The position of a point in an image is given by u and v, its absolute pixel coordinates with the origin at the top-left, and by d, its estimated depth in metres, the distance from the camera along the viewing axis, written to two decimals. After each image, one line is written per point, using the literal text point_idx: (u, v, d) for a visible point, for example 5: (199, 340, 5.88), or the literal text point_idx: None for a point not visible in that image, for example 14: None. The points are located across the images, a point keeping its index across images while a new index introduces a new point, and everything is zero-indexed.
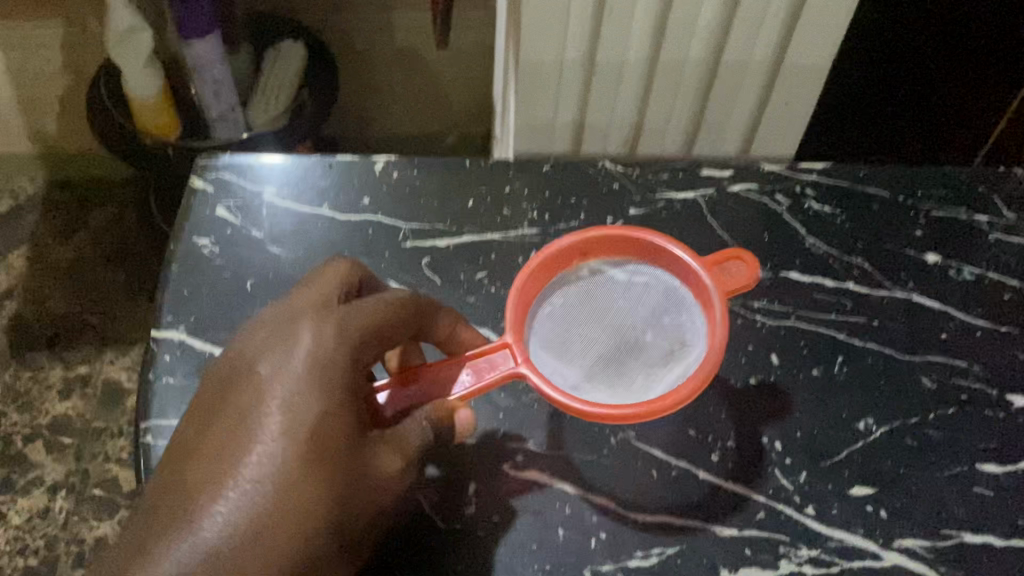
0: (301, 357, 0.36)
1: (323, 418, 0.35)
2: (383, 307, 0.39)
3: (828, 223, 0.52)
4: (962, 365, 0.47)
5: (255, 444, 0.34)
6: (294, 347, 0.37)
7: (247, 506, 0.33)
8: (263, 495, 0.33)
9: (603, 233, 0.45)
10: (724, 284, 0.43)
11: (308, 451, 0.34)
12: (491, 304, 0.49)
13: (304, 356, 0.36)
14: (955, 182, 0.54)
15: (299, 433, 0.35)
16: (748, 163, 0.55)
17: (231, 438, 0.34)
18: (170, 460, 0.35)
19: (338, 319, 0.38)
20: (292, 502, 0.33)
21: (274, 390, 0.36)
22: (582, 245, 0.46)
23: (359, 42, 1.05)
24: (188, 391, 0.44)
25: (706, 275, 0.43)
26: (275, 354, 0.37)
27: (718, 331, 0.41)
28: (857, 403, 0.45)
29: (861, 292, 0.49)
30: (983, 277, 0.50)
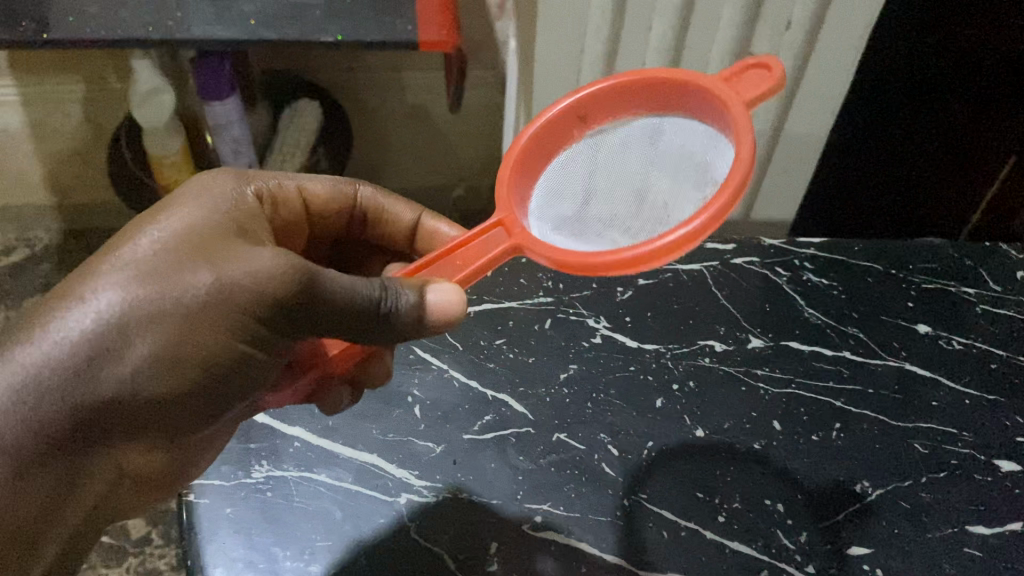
0: (189, 221, 0.38)
1: (205, 244, 0.38)
2: (249, 215, 0.42)
3: (824, 294, 0.57)
4: (953, 431, 0.50)
5: (135, 250, 0.37)
6: (187, 222, 0.38)
7: (138, 298, 0.35)
8: (151, 289, 0.35)
9: (615, 85, 0.46)
10: (738, 92, 0.43)
11: (190, 256, 0.37)
12: (510, 369, 0.52)
13: (195, 222, 0.38)
14: (941, 257, 0.60)
15: (181, 246, 0.37)
16: (749, 239, 0.60)
17: (121, 251, 0.37)
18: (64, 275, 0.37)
19: (226, 217, 0.40)
20: (184, 316, 0.35)
21: (173, 216, 0.38)
22: (583, 108, 0.47)
23: (371, 104, 1.00)
24: (226, 452, 0.47)
25: (719, 89, 0.43)
26: (177, 217, 0.38)
27: (738, 127, 0.41)
28: (854, 466, 0.48)
29: (857, 360, 0.53)
30: (971, 346, 0.54)
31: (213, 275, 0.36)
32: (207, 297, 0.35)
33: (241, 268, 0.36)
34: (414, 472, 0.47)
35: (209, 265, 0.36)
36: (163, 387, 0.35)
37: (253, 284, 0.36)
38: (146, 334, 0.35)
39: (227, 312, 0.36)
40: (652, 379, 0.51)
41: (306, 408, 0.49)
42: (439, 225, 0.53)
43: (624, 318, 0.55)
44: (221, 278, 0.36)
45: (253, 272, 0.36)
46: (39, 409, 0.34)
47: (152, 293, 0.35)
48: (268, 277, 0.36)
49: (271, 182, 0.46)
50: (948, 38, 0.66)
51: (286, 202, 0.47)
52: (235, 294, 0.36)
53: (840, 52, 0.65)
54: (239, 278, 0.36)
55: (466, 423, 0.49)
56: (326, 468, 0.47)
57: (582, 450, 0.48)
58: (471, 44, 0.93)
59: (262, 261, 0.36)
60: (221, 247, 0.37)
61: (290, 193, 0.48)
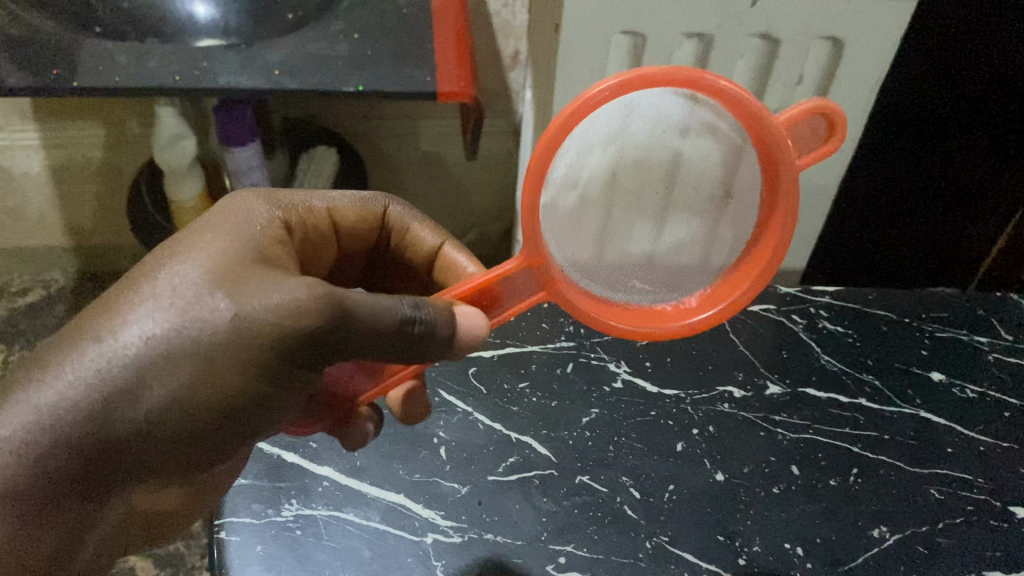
0: (202, 253, 0.37)
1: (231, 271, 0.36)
2: (269, 241, 0.41)
3: (840, 341, 0.58)
4: (968, 478, 0.51)
5: (161, 285, 0.36)
6: (211, 253, 0.37)
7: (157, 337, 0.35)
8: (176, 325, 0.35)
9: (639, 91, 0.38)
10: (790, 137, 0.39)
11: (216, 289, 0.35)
12: (533, 413, 0.53)
13: (211, 251, 0.37)
14: (953, 307, 0.61)
15: (207, 273, 0.36)
16: (765, 287, 0.62)
17: (144, 286, 0.36)
18: (93, 310, 0.37)
19: (242, 241, 0.39)
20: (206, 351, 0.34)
21: (194, 249, 0.38)
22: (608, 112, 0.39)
23: (386, 149, 1.02)
24: (258, 491, 0.48)
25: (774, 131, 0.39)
26: (202, 250, 0.38)
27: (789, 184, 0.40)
28: (872, 512, 0.49)
29: (873, 407, 0.54)
30: (984, 394, 0.55)
31: (231, 311, 0.34)
32: (223, 335, 0.34)
33: (260, 303, 0.34)
34: (440, 512, 0.48)
35: (229, 298, 0.35)
36: (182, 425, 0.35)
37: (268, 322, 0.34)
38: (165, 373, 0.35)
39: (242, 352, 0.34)
40: (673, 424, 0.53)
41: (335, 448, 0.50)
42: (457, 255, 0.51)
43: (644, 363, 0.56)
44: (238, 314, 0.34)
45: (269, 308, 0.34)
46: (52, 448, 0.35)
47: (173, 331, 0.35)
48: (285, 315, 0.34)
49: (298, 203, 0.46)
50: (954, 95, 0.68)
51: (317, 223, 0.47)
52: (251, 332, 0.34)
53: (850, 104, 0.67)
54: (255, 315, 0.34)
55: (491, 465, 0.50)
56: (354, 507, 0.48)
57: (605, 493, 0.49)
58: (487, 93, 0.96)
59: (281, 298, 0.34)
60: (247, 279, 0.36)
61: (320, 213, 0.48)
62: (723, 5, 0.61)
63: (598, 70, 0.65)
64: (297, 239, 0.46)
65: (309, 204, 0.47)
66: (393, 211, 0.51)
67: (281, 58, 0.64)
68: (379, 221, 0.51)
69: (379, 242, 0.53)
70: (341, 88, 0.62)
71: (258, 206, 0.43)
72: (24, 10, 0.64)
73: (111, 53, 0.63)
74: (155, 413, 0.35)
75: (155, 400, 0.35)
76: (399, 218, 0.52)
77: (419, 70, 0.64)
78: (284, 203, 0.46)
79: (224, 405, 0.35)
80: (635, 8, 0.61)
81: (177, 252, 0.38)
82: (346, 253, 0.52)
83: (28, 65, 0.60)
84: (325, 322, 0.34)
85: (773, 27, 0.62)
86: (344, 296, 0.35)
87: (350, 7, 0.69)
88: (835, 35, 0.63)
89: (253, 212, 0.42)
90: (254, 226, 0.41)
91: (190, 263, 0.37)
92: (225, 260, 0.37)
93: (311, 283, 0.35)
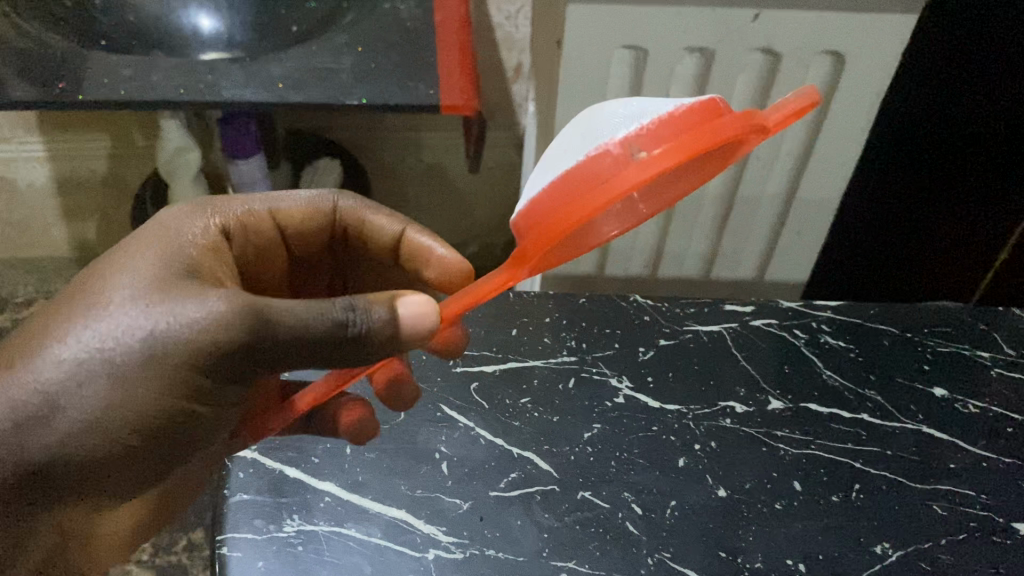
0: (135, 264, 0.39)
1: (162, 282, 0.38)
2: (205, 247, 0.42)
3: (841, 356, 0.58)
4: (971, 494, 0.50)
5: (97, 301, 0.38)
6: (142, 265, 0.39)
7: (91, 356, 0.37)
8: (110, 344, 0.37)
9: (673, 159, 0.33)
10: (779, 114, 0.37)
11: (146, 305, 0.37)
12: (536, 428, 0.53)
13: (143, 262, 0.39)
14: (955, 322, 0.61)
15: (138, 287, 0.38)
16: (767, 301, 0.62)
17: (82, 301, 0.39)
18: (39, 324, 0.40)
19: (175, 249, 0.41)
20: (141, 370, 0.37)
21: (127, 261, 0.39)
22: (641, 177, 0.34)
23: (388, 162, 1.02)
24: (261, 506, 0.48)
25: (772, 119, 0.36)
26: (136, 262, 0.39)
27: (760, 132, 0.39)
28: (873, 528, 0.48)
29: (874, 422, 0.54)
30: (987, 410, 0.55)
31: (153, 328, 0.36)
32: (147, 354, 0.36)
33: (179, 321, 0.36)
34: (441, 528, 0.48)
35: (151, 317, 0.37)
36: (119, 440, 0.38)
37: (188, 340, 0.36)
38: (94, 392, 0.37)
39: (165, 368, 0.36)
40: (675, 439, 0.52)
41: (337, 464, 0.50)
42: (421, 237, 0.52)
43: (646, 378, 0.56)
44: (160, 333, 0.36)
45: (186, 329, 0.36)
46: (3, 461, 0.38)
47: (98, 350, 0.37)
48: (202, 334, 0.36)
49: (238, 208, 0.48)
50: (956, 108, 0.68)
51: (257, 228, 0.49)
52: (173, 351, 0.36)
53: (849, 118, 0.68)
54: (176, 333, 0.36)
55: (493, 480, 0.50)
56: (356, 522, 0.48)
57: (606, 508, 0.49)
58: (490, 106, 0.96)
59: (200, 314, 0.36)
60: (178, 291, 0.38)
61: (260, 217, 0.49)
62: (724, 20, 0.61)
63: (600, 83, 0.65)
64: (236, 245, 0.48)
65: (248, 210, 0.49)
66: (342, 207, 0.52)
67: (284, 71, 0.64)
68: (330, 220, 0.52)
69: (334, 235, 0.54)
70: (345, 101, 0.62)
71: (195, 216, 0.45)
72: (31, 24, 0.65)
73: (115, 66, 0.63)
74: (89, 433, 0.38)
75: (86, 419, 0.37)
76: (351, 211, 0.52)
77: (421, 83, 0.64)
78: (224, 215, 0.47)
79: (155, 419, 0.38)
80: (636, 23, 0.61)
81: (114, 263, 0.40)
82: (300, 252, 0.54)
83: (35, 79, 0.60)
84: (247, 339, 0.36)
85: (774, 41, 0.62)
86: (267, 306, 0.36)
87: (353, 21, 0.69)
88: (836, 49, 0.63)
89: (187, 221, 0.44)
90: (185, 234, 0.43)
91: (118, 275, 0.39)
92: (150, 272, 0.39)
93: (232, 293, 0.37)
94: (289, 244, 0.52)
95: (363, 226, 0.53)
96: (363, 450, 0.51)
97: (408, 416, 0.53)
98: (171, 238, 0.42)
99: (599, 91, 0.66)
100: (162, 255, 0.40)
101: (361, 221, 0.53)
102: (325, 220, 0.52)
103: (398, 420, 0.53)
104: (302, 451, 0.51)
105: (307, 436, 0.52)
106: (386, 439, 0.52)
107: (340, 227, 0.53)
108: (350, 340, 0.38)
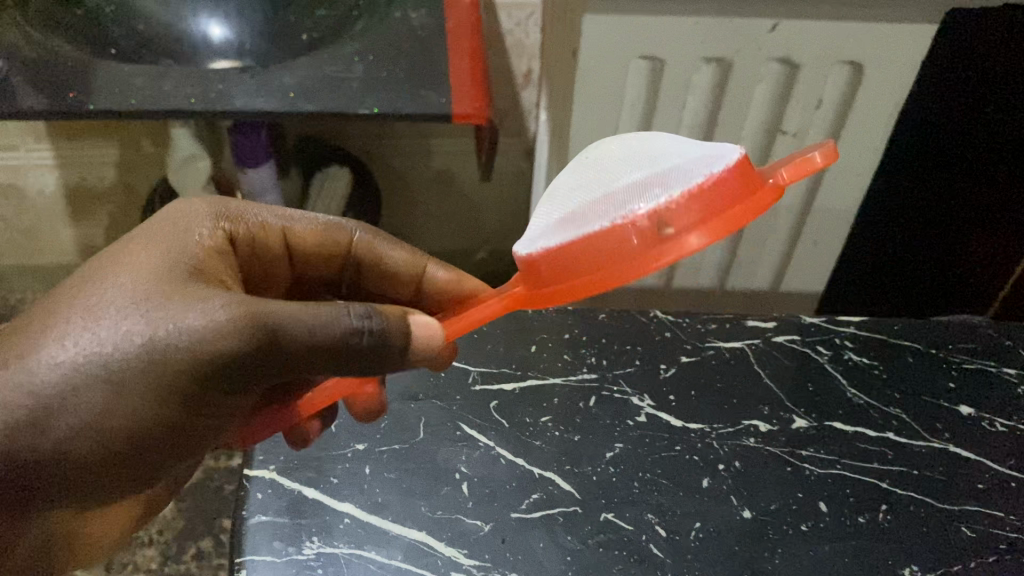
0: (144, 267, 0.39)
1: (173, 286, 0.38)
2: (208, 249, 0.43)
3: (866, 372, 0.57)
4: (1000, 515, 0.50)
5: (107, 303, 0.37)
6: (151, 269, 0.39)
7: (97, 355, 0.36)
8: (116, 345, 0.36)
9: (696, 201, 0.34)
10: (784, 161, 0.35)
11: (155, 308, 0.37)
12: (556, 447, 0.52)
13: (152, 266, 0.39)
14: (980, 338, 0.60)
15: (147, 291, 0.37)
16: (789, 317, 0.62)
17: (89, 299, 0.38)
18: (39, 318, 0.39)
19: (177, 254, 0.41)
20: (145, 374, 0.36)
21: (135, 265, 0.39)
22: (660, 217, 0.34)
23: (400, 171, 1.02)
24: (280, 528, 0.48)
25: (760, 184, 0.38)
26: (141, 266, 0.39)
27: None
28: (901, 550, 0.48)
29: (901, 441, 0.53)
30: (1014, 428, 0.54)
31: (151, 334, 0.36)
32: (142, 361, 0.36)
33: (178, 328, 0.36)
34: (463, 550, 0.47)
35: (159, 322, 0.36)
36: (99, 452, 0.37)
37: (186, 348, 0.35)
38: (81, 400, 0.36)
39: (168, 372, 0.36)
40: (698, 459, 0.52)
41: (356, 484, 0.50)
42: (434, 270, 0.53)
43: (667, 396, 0.55)
44: (158, 339, 0.36)
45: (195, 334, 0.35)
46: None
47: (92, 356, 0.36)
48: (202, 339, 0.35)
49: (251, 219, 0.48)
50: (972, 116, 0.67)
51: (265, 242, 0.49)
52: (168, 359, 0.36)
53: (867, 133, 0.67)
54: (181, 340, 0.35)
55: (514, 501, 0.49)
56: (377, 545, 0.47)
57: (630, 530, 0.48)
58: (500, 113, 0.95)
59: (202, 321, 0.35)
60: (189, 295, 0.37)
61: (270, 233, 0.49)
62: (741, 30, 0.60)
63: (615, 93, 0.64)
64: (239, 251, 0.47)
65: (260, 221, 0.48)
66: (359, 239, 0.52)
67: (296, 80, 0.63)
68: (345, 247, 0.52)
69: (345, 269, 0.53)
70: (357, 111, 0.61)
71: (202, 220, 0.45)
72: (42, 34, 0.64)
73: (126, 76, 0.62)
74: (68, 442, 0.37)
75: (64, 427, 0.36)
76: (367, 244, 0.52)
77: (433, 92, 0.63)
78: (232, 221, 0.47)
79: (138, 430, 0.37)
80: (652, 33, 0.61)
81: (123, 266, 0.39)
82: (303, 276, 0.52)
83: (46, 90, 0.60)
84: (255, 343, 0.35)
85: (792, 51, 0.62)
86: (272, 312, 0.36)
87: (364, 30, 0.69)
88: (855, 60, 0.62)
89: (193, 228, 0.44)
90: (187, 242, 0.42)
91: (123, 281, 0.38)
92: (159, 274, 0.38)
93: (236, 299, 0.36)
94: (297, 266, 0.51)
95: (375, 259, 0.52)
96: (383, 471, 0.51)
97: (428, 435, 0.53)
98: (173, 244, 0.41)
99: (615, 101, 0.65)
100: (165, 262, 0.40)
101: (377, 251, 0.52)
102: (340, 246, 0.51)
103: (417, 439, 0.53)
104: (321, 472, 0.51)
105: (327, 455, 0.52)
106: (405, 459, 0.51)
107: (353, 257, 0.52)
108: (363, 350, 0.37)
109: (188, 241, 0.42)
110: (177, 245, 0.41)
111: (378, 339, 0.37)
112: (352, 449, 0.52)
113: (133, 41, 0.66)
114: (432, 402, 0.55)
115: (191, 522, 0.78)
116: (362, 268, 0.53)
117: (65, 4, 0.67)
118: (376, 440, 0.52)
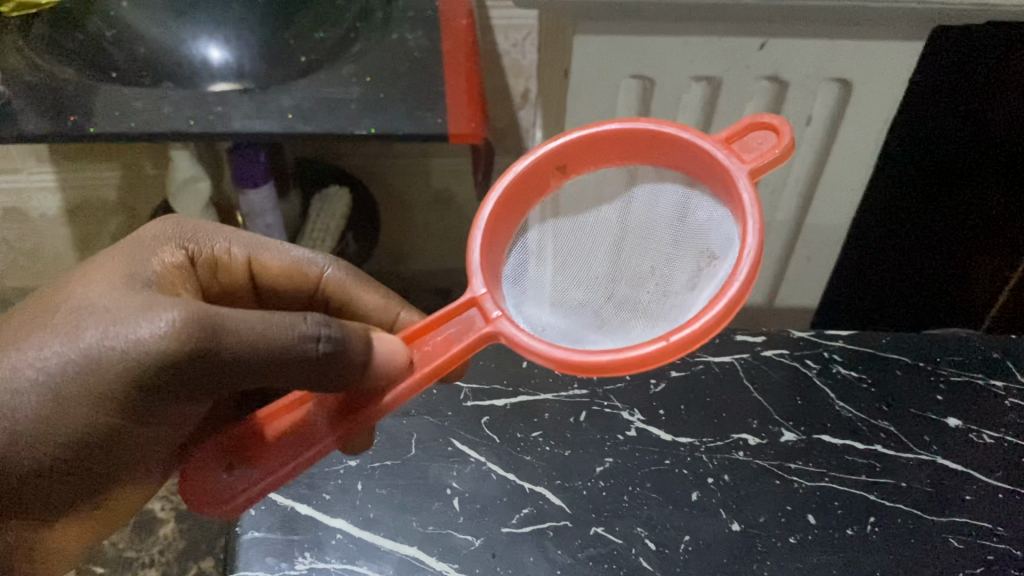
0: (103, 285, 0.41)
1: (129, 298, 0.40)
2: (169, 266, 0.46)
3: (854, 386, 0.58)
4: (988, 527, 0.50)
5: (73, 315, 0.39)
6: (113, 284, 0.41)
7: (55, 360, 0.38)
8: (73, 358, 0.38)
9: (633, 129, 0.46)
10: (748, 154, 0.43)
11: (107, 317, 0.38)
12: (547, 462, 0.53)
13: (111, 283, 0.41)
14: (968, 350, 0.61)
15: (107, 303, 0.39)
16: (778, 331, 0.62)
17: (58, 310, 0.40)
18: (15, 325, 0.41)
19: (130, 274, 0.43)
20: (94, 381, 0.37)
21: (98, 284, 0.41)
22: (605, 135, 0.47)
23: (398, 189, 1.02)
24: (271, 544, 0.48)
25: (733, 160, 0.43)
26: (101, 286, 0.41)
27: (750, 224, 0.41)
28: (889, 561, 0.48)
29: (888, 454, 0.54)
30: (1002, 440, 0.55)
31: (98, 339, 0.37)
32: (89, 362, 0.37)
33: (119, 332, 0.37)
34: (454, 565, 0.47)
35: (110, 334, 0.37)
36: (62, 452, 0.39)
37: (130, 353, 0.37)
38: (36, 400, 0.38)
39: (111, 377, 0.37)
40: (688, 473, 0.52)
41: (348, 500, 0.50)
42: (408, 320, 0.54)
43: (657, 411, 0.56)
44: (104, 344, 0.37)
45: (138, 342, 0.36)
46: None
47: (46, 361, 0.38)
48: (146, 344, 0.36)
49: (218, 246, 0.49)
50: (954, 140, 0.68)
51: (229, 268, 0.50)
52: (115, 363, 0.37)
53: (857, 148, 0.68)
54: (123, 348, 0.37)
55: (505, 516, 0.50)
56: (368, 560, 0.48)
57: (619, 544, 0.49)
58: (497, 133, 0.96)
59: (148, 329, 0.37)
60: (137, 303, 0.39)
61: (237, 262, 0.50)
62: (731, 49, 0.61)
63: (607, 111, 0.65)
64: (200, 273, 0.49)
65: (229, 248, 0.49)
66: (330, 275, 0.53)
67: (294, 102, 0.64)
68: (315, 283, 0.53)
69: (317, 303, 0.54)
70: (353, 131, 0.62)
71: (163, 242, 0.47)
72: (43, 58, 0.65)
73: (126, 99, 0.63)
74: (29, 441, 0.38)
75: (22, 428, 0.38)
76: (339, 282, 0.53)
77: (429, 111, 0.63)
78: (197, 243, 0.48)
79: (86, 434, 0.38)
80: (644, 52, 0.61)
81: (89, 279, 0.42)
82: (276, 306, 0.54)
83: (49, 114, 0.61)
84: (194, 349, 0.37)
85: (782, 70, 0.62)
86: (217, 320, 0.37)
87: (360, 50, 0.69)
88: (843, 77, 0.63)
89: (154, 251, 0.46)
90: (147, 266, 0.44)
91: (85, 294, 0.40)
92: (119, 291, 0.41)
93: (184, 305, 0.37)
94: (265, 296, 0.53)
95: (345, 300, 0.53)
96: (375, 486, 0.51)
97: (420, 451, 0.53)
98: (135, 265, 0.44)
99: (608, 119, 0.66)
100: (123, 281, 0.42)
101: (348, 292, 0.53)
102: (311, 281, 0.53)
103: (408, 455, 0.53)
104: (314, 488, 0.51)
105: (318, 472, 0.52)
106: (397, 476, 0.52)
107: (323, 293, 0.53)
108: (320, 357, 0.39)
109: (149, 264, 0.45)
110: (133, 265, 0.44)
111: (335, 349, 0.40)
112: (344, 465, 0.52)
113: (133, 63, 0.67)
114: (426, 418, 0.55)
115: (192, 542, 0.75)
116: (331, 304, 0.54)
117: (67, 30, 0.68)
118: (368, 457, 0.53)
